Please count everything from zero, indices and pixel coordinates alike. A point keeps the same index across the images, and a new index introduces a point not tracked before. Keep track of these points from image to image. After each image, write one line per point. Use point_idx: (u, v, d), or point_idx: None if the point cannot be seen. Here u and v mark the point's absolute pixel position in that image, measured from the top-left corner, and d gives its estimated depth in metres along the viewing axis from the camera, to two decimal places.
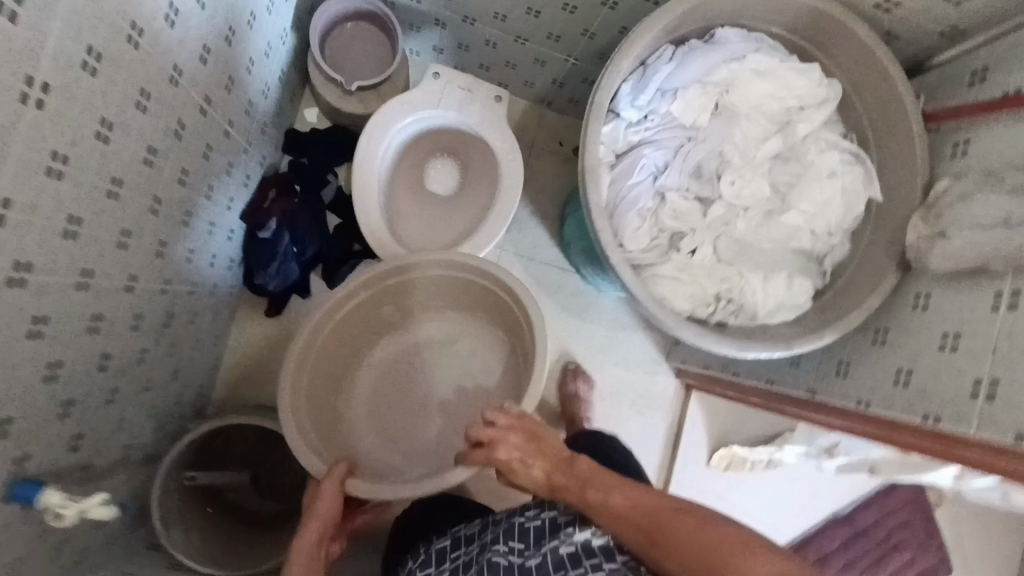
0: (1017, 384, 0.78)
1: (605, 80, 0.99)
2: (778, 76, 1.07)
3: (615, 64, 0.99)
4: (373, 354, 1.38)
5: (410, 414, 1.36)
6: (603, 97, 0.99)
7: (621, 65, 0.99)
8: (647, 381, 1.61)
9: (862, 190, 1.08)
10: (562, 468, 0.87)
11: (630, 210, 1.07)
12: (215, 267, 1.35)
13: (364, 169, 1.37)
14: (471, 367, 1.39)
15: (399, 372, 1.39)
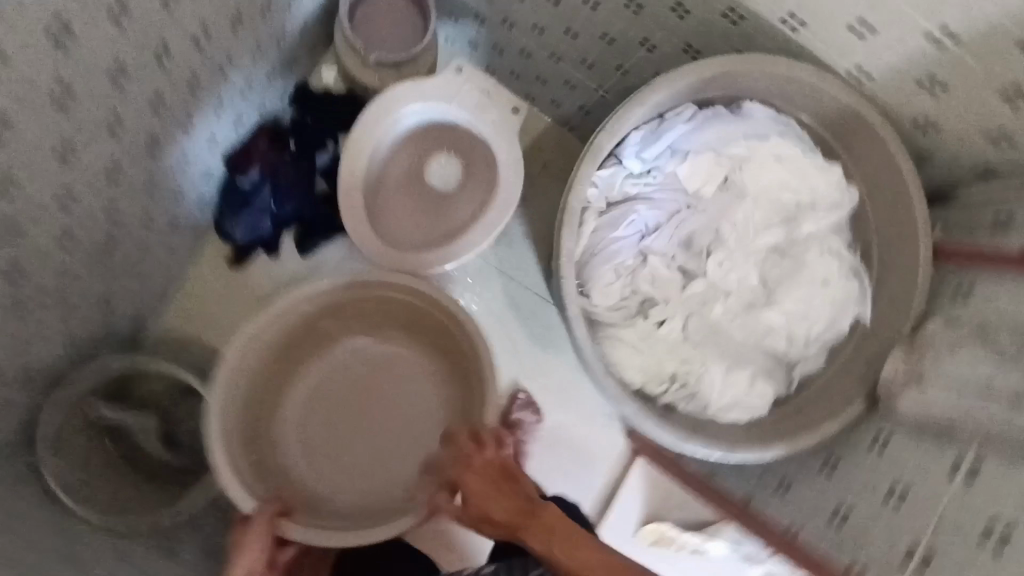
0: (949, 566, 0.72)
1: (614, 123, 0.93)
2: (795, 168, 1.01)
3: (630, 109, 0.93)
4: (314, 369, 1.29)
5: (348, 436, 1.29)
6: (608, 139, 0.93)
7: (635, 112, 0.93)
8: (594, 436, 1.52)
9: (852, 307, 1.02)
10: (528, 511, 0.81)
11: (606, 263, 1.00)
12: (182, 204, 1.29)
13: (360, 144, 1.34)
14: (419, 394, 1.31)
15: (340, 388, 1.30)
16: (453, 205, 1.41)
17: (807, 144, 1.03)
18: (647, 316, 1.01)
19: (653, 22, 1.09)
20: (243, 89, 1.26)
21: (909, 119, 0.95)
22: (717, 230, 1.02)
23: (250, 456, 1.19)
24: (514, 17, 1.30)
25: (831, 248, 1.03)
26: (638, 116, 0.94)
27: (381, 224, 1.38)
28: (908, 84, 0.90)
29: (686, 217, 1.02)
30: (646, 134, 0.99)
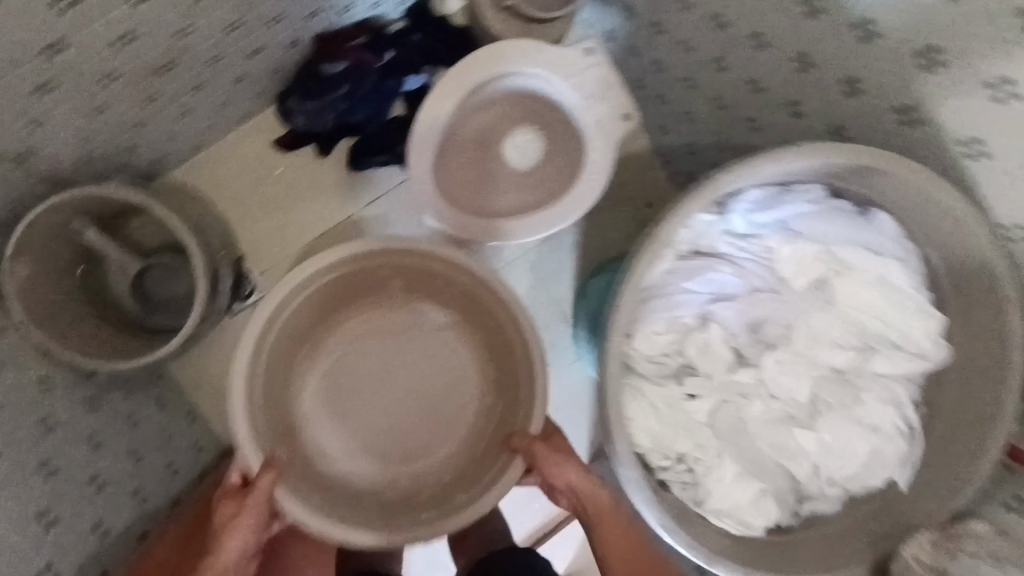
0: None
1: (738, 172, 0.82)
2: (899, 299, 0.90)
3: (760, 163, 0.82)
4: (359, 322, 1.22)
5: (369, 405, 1.22)
6: (724, 186, 0.83)
7: (765, 168, 0.82)
8: None
9: (891, 465, 0.91)
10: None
11: (665, 311, 0.89)
12: (257, 62, 1.20)
13: (456, 86, 1.22)
14: (452, 389, 1.23)
15: (381, 354, 1.23)
16: (525, 184, 1.30)
17: (918, 281, 0.91)
18: (680, 384, 0.91)
19: (811, 91, 0.99)
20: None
21: None
22: (789, 328, 0.92)
23: (276, 400, 1.14)
24: (667, 24, 1.20)
25: (894, 397, 0.93)
26: (765, 175, 0.83)
27: (445, 185, 1.27)
28: None
29: (765, 300, 0.90)
30: (762, 198, 0.88)
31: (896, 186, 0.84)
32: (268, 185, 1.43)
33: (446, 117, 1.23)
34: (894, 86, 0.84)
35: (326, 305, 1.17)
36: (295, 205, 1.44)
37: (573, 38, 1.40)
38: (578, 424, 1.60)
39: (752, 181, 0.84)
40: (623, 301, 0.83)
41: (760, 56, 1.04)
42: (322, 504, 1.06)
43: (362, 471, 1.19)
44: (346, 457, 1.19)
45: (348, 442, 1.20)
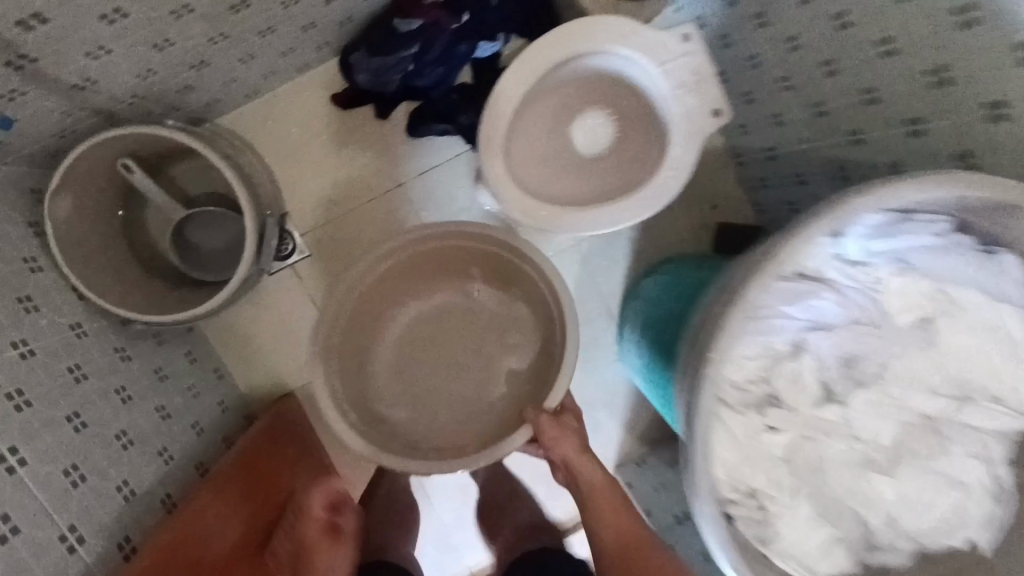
0: None
1: (870, 194, 0.72)
2: (1014, 351, 0.80)
3: (898, 185, 0.72)
4: (441, 291, 1.29)
5: (433, 366, 1.28)
6: (849, 207, 0.73)
7: (902, 190, 0.72)
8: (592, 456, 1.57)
9: (971, 526, 0.82)
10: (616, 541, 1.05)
11: (759, 336, 0.80)
12: (329, 13, 1.12)
13: (538, 61, 1.14)
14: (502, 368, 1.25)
15: (454, 325, 1.29)
16: (596, 168, 1.25)
17: None
18: (763, 415, 0.82)
19: (937, 109, 0.90)
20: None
21: None
22: (883, 365, 0.84)
23: (356, 335, 1.22)
24: (774, 17, 1.11)
25: (985, 453, 0.83)
26: (900, 199, 0.73)
27: (513, 163, 1.19)
28: None
29: (863, 333, 0.83)
30: (885, 223, 0.78)
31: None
32: (320, 145, 1.38)
33: (522, 92, 1.15)
34: None
35: (418, 269, 1.24)
36: (347, 168, 1.39)
37: (661, 21, 1.31)
38: (612, 423, 1.57)
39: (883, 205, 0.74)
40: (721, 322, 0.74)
41: (882, 64, 0.95)
42: (368, 431, 1.12)
43: (406, 420, 1.24)
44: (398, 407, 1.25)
45: (405, 394, 1.26)
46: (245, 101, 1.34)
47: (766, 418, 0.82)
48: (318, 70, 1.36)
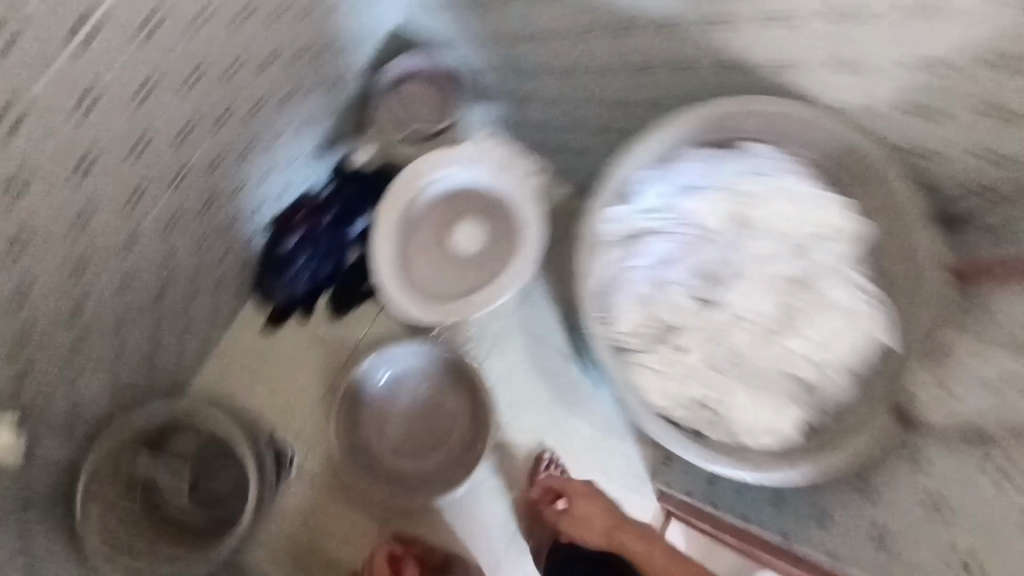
0: None
1: (614, 169, 1.04)
2: (807, 201, 1.05)
3: (630, 154, 1.03)
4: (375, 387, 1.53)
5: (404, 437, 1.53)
6: (615, 173, 1.04)
7: (636, 153, 1.03)
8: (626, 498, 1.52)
9: (874, 334, 1.02)
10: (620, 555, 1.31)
11: (623, 291, 1.05)
12: (225, 264, 1.40)
13: (387, 211, 1.44)
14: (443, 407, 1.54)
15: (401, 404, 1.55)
16: (478, 255, 1.47)
17: (817, 178, 1.05)
18: (668, 342, 1.04)
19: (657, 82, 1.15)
20: (300, 125, 1.37)
21: (907, 148, 0.99)
22: (737, 260, 1.05)
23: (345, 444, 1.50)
24: (526, 94, 1.42)
25: (844, 278, 1.04)
26: (640, 157, 1.04)
27: (409, 287, 1.43)
28: (899, 114, 0.94)
29: (702, 248, 1.05)
30: (659, 173, 1.05)
31: (766, 115, 1.03)
32: (271, 362, 1.55)
33: (386, 236, 1.43)
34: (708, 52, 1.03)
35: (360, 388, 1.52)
36: (300, 370, 1.58)
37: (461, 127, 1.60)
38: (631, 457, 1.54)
39: (635, 164, 1.04)
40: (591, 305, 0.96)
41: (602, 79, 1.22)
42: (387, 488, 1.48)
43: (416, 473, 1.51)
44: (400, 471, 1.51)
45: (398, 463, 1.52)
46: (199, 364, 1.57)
47: (673, 343, 1.04)
48: None
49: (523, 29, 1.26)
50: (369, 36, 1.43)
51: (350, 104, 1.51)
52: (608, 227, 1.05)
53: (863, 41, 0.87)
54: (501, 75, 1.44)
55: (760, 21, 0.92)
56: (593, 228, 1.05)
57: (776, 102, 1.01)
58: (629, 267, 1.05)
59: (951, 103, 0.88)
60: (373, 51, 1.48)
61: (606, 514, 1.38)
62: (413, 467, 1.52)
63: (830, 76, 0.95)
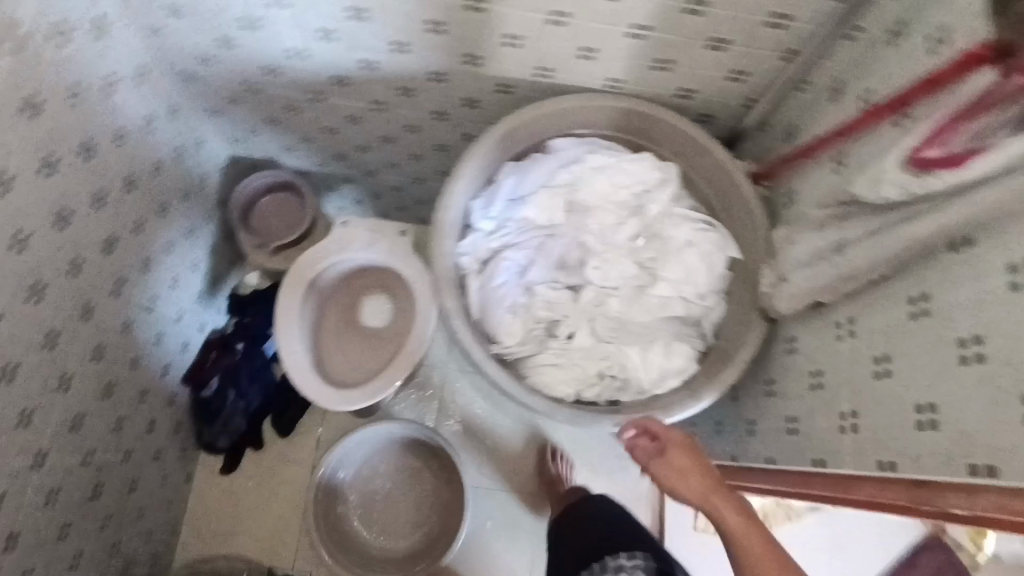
0: (897, 430, 0.72)
1: (443, 208, 1.11)
2: (620, 168, 1.19)
3: (451, 191, 1.11)
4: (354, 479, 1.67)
5: (398, 509, 1.67)
6: (444, 212, 1.11)
7: (456, 188, 1.12)
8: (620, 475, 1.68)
9: (720, 252, 1.16)
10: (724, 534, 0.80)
11: (500, 307, 1.12)
12: (151, 434, 1.42)
13: (287, 320, 1.49)
14: (421, 472, 1.69)
15: (379, 483, 1.68)
16: (379, 326, 1.59)
17: (617, 147, 1.21)
18: (556, 337, 1.14)
19: (462, 118, 1.29)
20: (173, 280, 1.44)
21: (673, 94, 1.12)
22: (583, 241, 1.18)
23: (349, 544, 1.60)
24: (370, 164, 1.56)
25: (679, 217, 1.19)
26: (461, 190, 1.13)
27: (334, 380, 1.50)
28: (649, 72, 1.07)
29: (550, 244, 1.17)
30: (486, 198, 1.16)
31: (551, 114, 1.15)
32: (246, 497, 1.64)
33: (296, 343, 1.48)
34: (480, 83, 1.16)
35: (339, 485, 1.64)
36: (277, 494, 1.65)
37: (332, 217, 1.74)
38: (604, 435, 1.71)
39: (459, 198, 1.13)
40: (470, 340, 1.05)
41: (421, 131, 1.37)
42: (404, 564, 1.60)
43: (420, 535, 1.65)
44: (406, 539, 1.65)
45: (402, 535, 1.65)
46: (173, 537, 1.58)
47: (560, 335, 1.14)
48: (197, 468, 1.65)
49: (333, 122, 1.38)
50: (209, 179, 1.52)
51: (218, 245, 1.62)
52: (460, 261, 1.14)
53: (585, 31, 0.99)
54: (342, 162, 1.58)
55: (502, 47, 1.05)
56: (447, 266, 1.10)
57: (553, 102, 1.14)
58: (495, 287, 1.13)
59: (685, 52, 1.01)
60: (216, 189, 1.58)
61: (711, 476, 0.86)
62: (414, 533, 1.65)
63: (582, 65, 1.07)
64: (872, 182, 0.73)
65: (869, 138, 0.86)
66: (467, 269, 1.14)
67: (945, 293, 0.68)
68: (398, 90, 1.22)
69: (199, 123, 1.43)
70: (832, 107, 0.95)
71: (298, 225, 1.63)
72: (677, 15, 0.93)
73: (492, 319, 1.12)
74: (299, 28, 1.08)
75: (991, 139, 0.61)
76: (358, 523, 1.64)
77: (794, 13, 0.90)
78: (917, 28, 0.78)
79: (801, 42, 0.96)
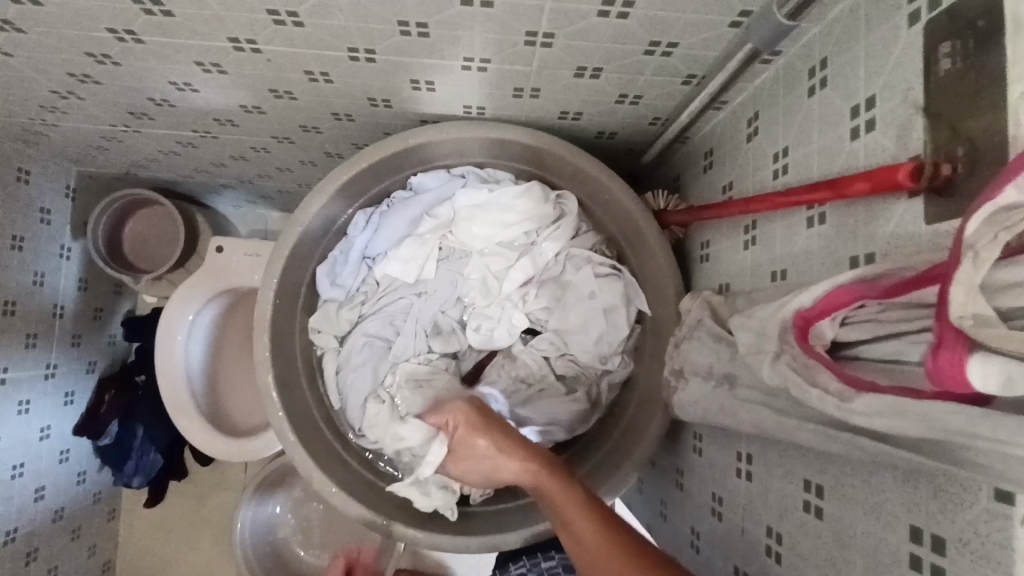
0: None
1: (266, 293, 0.89)
2: (501, 204, 0.94)
3: (274, 270, 0.89)
4: (290, 494, 1.59)
5: (333, 526, 1.58)
6: (274, 288, 0.90)
7: (280, 266, 0.90)
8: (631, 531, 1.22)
9: (628, 304, 0.95)
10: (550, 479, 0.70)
11: (362, 396, 0.95)
12: (47, 498, 1.32)
13: (168, 368, 1.30)
14: None
15: (315, 501, 1.60)
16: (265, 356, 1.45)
17: (498, 177, 0.98)
18: None
19: (311, 141, 1.02)
20: (29, 336, 1.26)
21: (556, 116, 0.86)
22: (459, 299, 0.99)
23: (285, 565, 1.54)
24: (239, 175, 1.30)
25: (580, 258, 0.97)
26: (295, 261, 0.91)
27: (232, 429, 1.36)
28: (513, 100, 0.81)
29: (420, 308, 0.97)
30: (334, 262, 0.96)
31: (405, 149, 0.89)
32: (180, 525, 1.58)
33: (181, 393, 1.30)
34: (313, 115, 0.89)
35: (268, 506, 1.55)
36: (206, 524, 1.58)
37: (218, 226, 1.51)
38: None
39: (292, 270, 0.91)
40: (315, 458, 0.88)
41: (273, 151, 1.10)
42: None
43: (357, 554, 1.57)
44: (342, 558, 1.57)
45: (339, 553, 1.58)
46: (110, 573, 1.54)
47: None
48: (123, 502, 1.58)
49: (168, 146, 1.12)
50: (51, 213, 1.29)
51: (88, 278, 1.42)
52: (313, 342, 0.98)
53: (413, 67, 0.72)
54: (206, 174, 1.31)
55: (312, 82, 0.78)
56: (286, 357, 0.92)
57: (402, 138, 0.87)
58: (351, 373, 0.96)
59: (550, 80, 0.74)
60: (69, 217, 1.35)
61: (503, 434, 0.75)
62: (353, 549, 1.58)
63: (426, 96, 0.81)
64: (761, 341, 0.52)
65: (783, 224, 0.64)
66: (327, 350, 0.99)
67: (839, 501, 0.52)
68: (217, 120, 0.95)
69: (14, 156, 1.17)
70: (750, 152, 0.72)
71: (175, 247, 1.46)
72: (521, 49, 0.67)
73: (353, 411, 0.96)
74: (45, 74, 0.81)
75: (902, 357, 0.41)
76: (296, 542, 1.58)
77: (680, 41, 0.64)
78: (843, 91, 0.54)
79: (703, 69, 0.69)
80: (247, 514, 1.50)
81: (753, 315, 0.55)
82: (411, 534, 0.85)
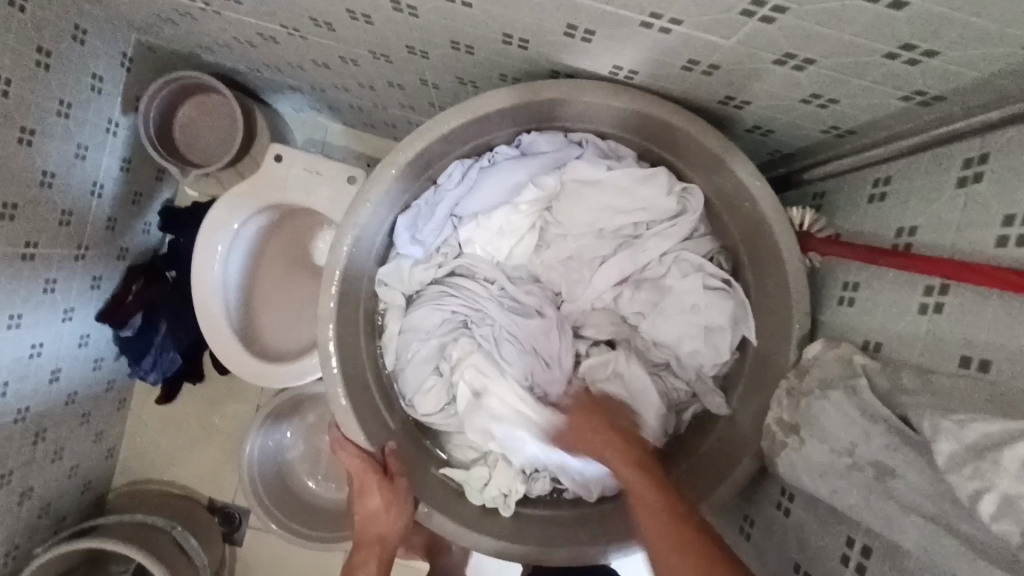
0: None
1: (337, 234, 0.79)
2: (616, 186, 0.83)
3: (354, 212, 0.79)
4: (306, 418, 1.55)
5: None
6: (348, 231, 0.79)
7: (364, 211, 0.79)
8: None
9: (733, 330, 0.83)
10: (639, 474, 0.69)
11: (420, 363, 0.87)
12: (63, 380, 1.27)
13: (204, 276, 1.21)
14: None
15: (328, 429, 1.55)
16: (311, 276, 1.36)
17: (620, 153, 0.85)
18: None
19: (411, 64, 0.88)
20: (64, 213, 1.16)
21: (716, 100, 0.72)
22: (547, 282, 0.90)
23: (291, 488, 1.51)
24: (313, 80, 1.16)
25: (691, 265, 0.85)
26: (377, 204, 0.80)
27: (263, 351, 1.28)
28: (678, 72, 0.67)
29: (505, 282, 0.88)
30: (416, 214, 0.86)
31: (528, 102, 0.75)
32: (189, 427, 1.55)
33: (215, 306, 1.22)
34: (428, 37, 0.75)
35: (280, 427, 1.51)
36: (214, 432, 1.54)
37: (276, 128, 1.38)
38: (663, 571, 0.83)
39: (372, 216, 0.81)
40: (363, 424, 0.80)
41: (362, 64, 0.95)
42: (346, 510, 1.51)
43: None
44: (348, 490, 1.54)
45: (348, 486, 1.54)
46: (113, 460, 1.52)
47: None
48: (135, 393, 1.54)
49: (245, 36, 0.98)
50: (104, 81, 1.17)
51: (132, 158, 1.31)
52: (378, 296, 0.90)
53: (577, 10, 0.58)
54: (276, 72, 1.18)
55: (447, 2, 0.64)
56: (346, 307, 0.83)
57: (528, 88, 0.73)
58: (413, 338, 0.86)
59: (738, 60, 0.60)
60: (121, 89, 1.22)
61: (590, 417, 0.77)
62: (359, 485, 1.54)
63: (575, 45, 0.67)
64: (979, 463, 0.42)
65: (1000, 306, 0.51)
66: (392, 307, 0.90)
67: None
68: (313, 20, 0.81)
69: (71, 9, 1.04)
70: (957, 202, 0.58)
71: (229, 144, 1.34)
72: (731, 18, 0.53)
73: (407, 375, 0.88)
74: None
75: None
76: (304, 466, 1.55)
77: (941, 50, 0.50)
78: None
79: (942, 89, 0.56)
80: (257, 440, 1.45)
81: (967, 426, 0.44)
82: (453, 529, 0.78)
